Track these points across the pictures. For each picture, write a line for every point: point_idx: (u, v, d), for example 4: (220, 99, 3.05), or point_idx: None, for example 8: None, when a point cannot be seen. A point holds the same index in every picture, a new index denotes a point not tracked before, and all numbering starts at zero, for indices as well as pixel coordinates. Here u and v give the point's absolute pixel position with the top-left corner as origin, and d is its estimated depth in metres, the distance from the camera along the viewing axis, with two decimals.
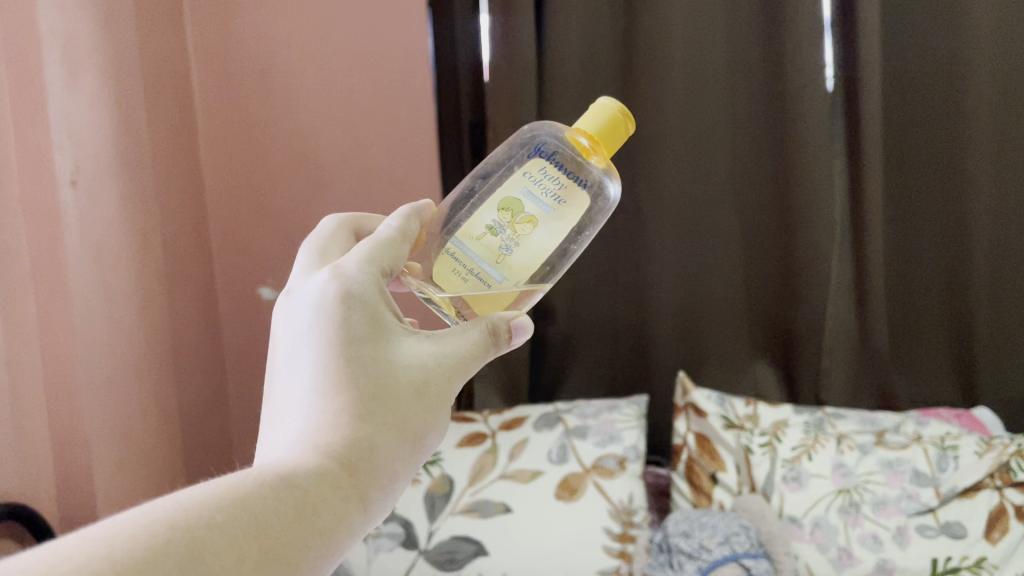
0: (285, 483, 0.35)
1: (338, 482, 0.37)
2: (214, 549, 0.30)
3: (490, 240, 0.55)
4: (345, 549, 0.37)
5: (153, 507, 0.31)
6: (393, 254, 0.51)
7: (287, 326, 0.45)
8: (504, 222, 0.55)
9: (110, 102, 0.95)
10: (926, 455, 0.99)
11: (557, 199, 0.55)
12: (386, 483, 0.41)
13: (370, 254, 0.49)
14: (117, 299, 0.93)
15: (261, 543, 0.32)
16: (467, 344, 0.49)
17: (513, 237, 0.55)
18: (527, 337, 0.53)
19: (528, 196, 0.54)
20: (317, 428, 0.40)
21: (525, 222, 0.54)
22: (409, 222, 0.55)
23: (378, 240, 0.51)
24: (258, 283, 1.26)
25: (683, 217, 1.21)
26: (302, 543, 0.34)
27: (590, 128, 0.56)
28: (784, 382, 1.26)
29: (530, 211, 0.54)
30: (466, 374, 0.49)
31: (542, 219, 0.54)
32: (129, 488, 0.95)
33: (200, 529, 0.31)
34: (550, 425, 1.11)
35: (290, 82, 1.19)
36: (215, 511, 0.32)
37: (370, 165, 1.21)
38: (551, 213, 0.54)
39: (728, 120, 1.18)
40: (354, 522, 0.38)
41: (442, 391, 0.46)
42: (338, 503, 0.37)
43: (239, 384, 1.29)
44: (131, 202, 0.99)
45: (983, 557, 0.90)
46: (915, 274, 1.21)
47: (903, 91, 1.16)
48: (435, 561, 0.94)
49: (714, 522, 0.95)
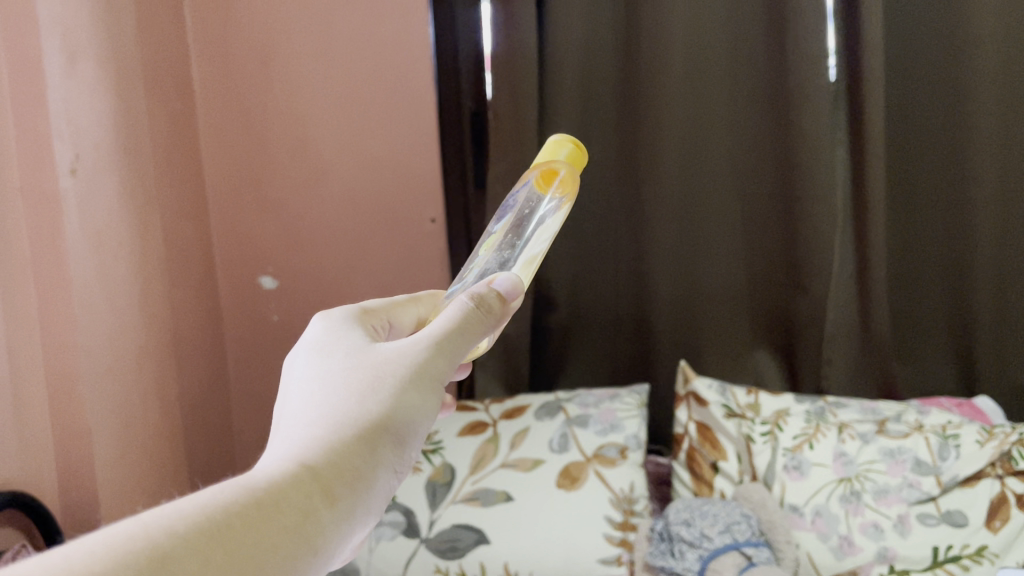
0: (247, 490, 0.36)
1: (301, 482, 0.38)
2: (174, 553, 0.31)
3: (469, 271, 0.63)
4: (318, 548, 0.37)
5: (120, 523, 0.32)
6: (397, 310, 0.59)
7: (286, 378, 0.48)
8: (476, 255, 0.63)
9: (110, 87, 0.94)
10: (927, 444, 0.99)
11: (506, 215, 0.63)
12: (363, 480, 0.40)
13: (372, 307, 0.57)
14: (116, 287, 0.92)
15: (222, 546, 0.32)
16: (440, 326, 0.49)
17: (480, 256, 0.62)
18: (517, 293, 0.55)
19: (490, 230, 0.64)
20: (288, 444, 0.40)
21: (486, 242, 0.62)
22: (428, 296, 0.64)
23: (390, 301, 0.60)
24: (258, 271, 1.26)
25: (679, 206, 1.21)
26: (266, 541, 0.34)
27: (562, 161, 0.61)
28: (784, 370, 1.26)
29: (488, 235, 0.63)
30: (451, 356, 0.48)
31: (496, 233, 0.62)
32: (133, 474, 0.95)
33: (160, 538, 0.31)
34: (551, 414, 1.11)
35: (290, 69, 1.19)
36: (176, 521, 0.32)
37: (371, 154, 1.21)
38: (502, 225, 0.63)
39: (729, 106, 1.17)
40: (323, 519, 0.37)
41: (423, 382, 0.46)
42: (302, 501, 0.37)
43: (241, 373, 1.29)
44: (131, 189, 0.98)
45: (983, 546, 0.90)
46: (918, 261, 1.20)
47: (904, 76, 1.15)
48: (435, 549, 0.94)
49: (715, 511, 0.95)
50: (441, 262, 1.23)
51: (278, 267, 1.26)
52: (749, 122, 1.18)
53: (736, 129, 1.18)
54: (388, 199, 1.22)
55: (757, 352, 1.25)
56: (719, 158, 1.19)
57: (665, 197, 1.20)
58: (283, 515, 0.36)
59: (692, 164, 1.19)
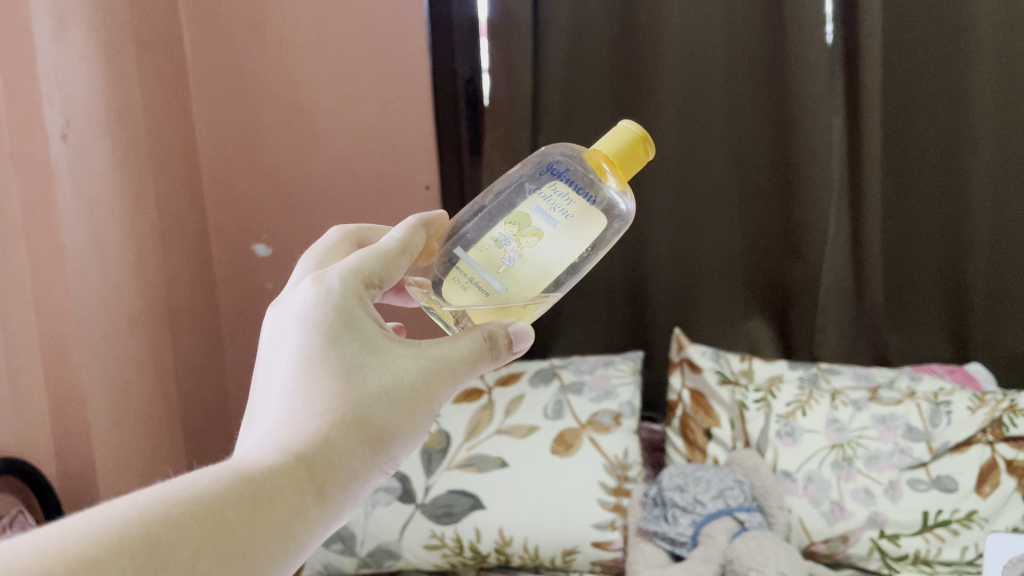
0: (244, 476, 0.36)
1: (295, 475, 0.38)
2: (171, 543, 0.31)
3: (493, 250, 0.54)
4: (304, 543, 0.37)
5: (113, 504, 0.32)
6: (389, 265, 0.51)
7: (275, 332, 0.47)
8: (510, 234, 0.54)
9: (99, 50, 0.93)
10: (919, 410, 0.99)
11: (566, 214, 0.53)
12: (352, 480, 0.41)
13: (362, 264, 0.49)
14: (109, 251, 0.92)
15: (216, 538, 0.33)
16: (457, 347, 0.49)
17: (516, 248, 0.53)
18: (528, 344, 0.53)
19: (535, 210, 0.54)
20: (283, 430, 0.40)
21: (530, 235, 0.53)
22: (415, 234, 0.55)
23: (377, 250, 0.51)
24: (252, 239, 1.26)
25: (676, 175, 1.21)
26: (257, 536, 0.34)
27: (609, 152, 0.55)
28: (777, 335, 1.27)
29: (537, 226, 0.53)
30: (456, 379, 0.48)
31: (548, 233, 0.53)
32: (131, 441, 0.95)
33: (156, 524, 0.31)
34: (545, 380, 1.11)
35: (283, 35, 1.17)
36: (172, 508, 0.32)
37: (365, 121, 1.20)
38: (558, 228, 0.53)
39: (726, 70, 1.16)
40: (312, 515, 0.38)
41: (425, 394, 0.46)
42: (295, 496, 0.37)
43: (236, 339, 1.30)
44: (123, 153, 0.97)
45: (973, 511, 0.93)
46: (912, 230, 1.20)
47: (902, 40, 1.14)
48: (431, 514, 0.96)
49: (708, 477, 0.96)
50: None
51: (273, 235, 1.25)
52: (746, 87, 1.16)
53: (734, 96, 1.17)
54: (382, 166, 1.22)
55: (752, 319, 1.26)
56: (716, 126, 1.18)
57: (659, 164, 1.20)
58: (277, 510, 0.36)
59: (688, 132, 1.19)
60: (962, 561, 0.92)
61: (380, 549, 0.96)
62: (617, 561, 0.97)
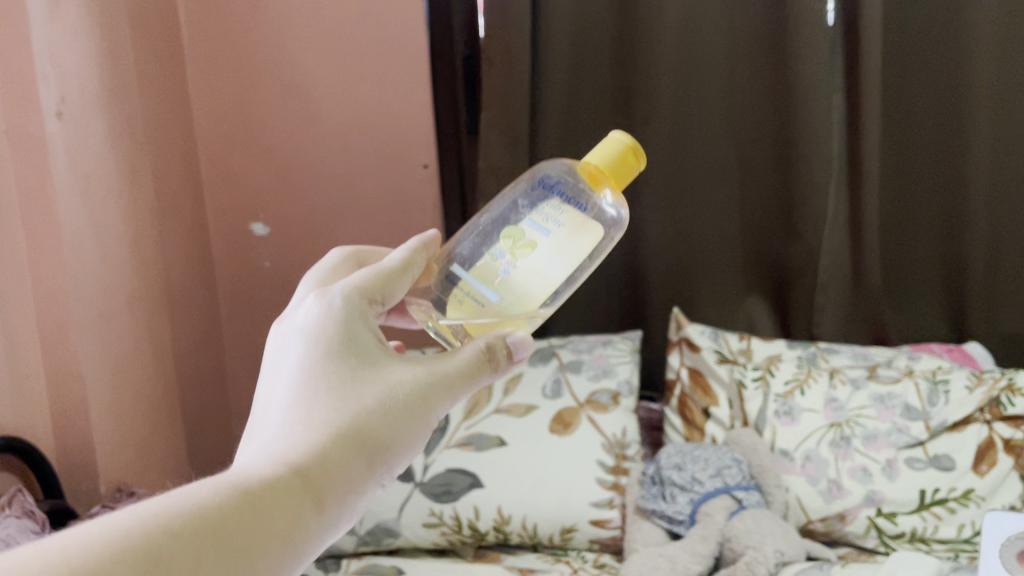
0: (241, 488, 0.36)
1: (292, 487, 0.38)
2: (165, 556, 0.31)
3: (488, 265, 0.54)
4: (300, 558, 0.37)
5: (108, 517, 0.31)
6: (391, 281, 0.50)
7: (277, 348, 0.46)
8: (505, 247, 0.54)
9: (94, 26, 0.92)
10: (916, 389, 0.99)
11: (560, 225, 0.53)
12: (350, 493, 0.41)
13: (363, 280, 0.48)
14: (106, 230, 0.91)
15: (209, 551, 0.32)
16: (459, 358, 0.48)
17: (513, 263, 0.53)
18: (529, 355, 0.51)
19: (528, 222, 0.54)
20: (282, 444, 0.40)
21: (525, 246, 0.53)
22: (416, 249, 0.54)
23: (379, 268, 0.50)
24: (250, 218, 1.26)
25: (674, 152, 1.20)
26: (255, 548, 0.34)
27: (600, 164, 0.56)
28: (776, 311, 1.26)
29: (531, 237, 0.53)
30: (458, 392, 0.48)
31: (543, 243, 0.53)
32: (130, 420, 0.95)
33: (150, 535, 0.31)
34: (545, 359, 1.10)
35: (280, 12, 1.16)
36: (167, 519, 0.32)
37: (363, 100, 1.20)
38: (552, 237, 0.53)
39: (726, 47, 1.15)
40: (310, 527, 0.38)
41: (426, 407, 0.45)
42: (293, 509, 0.37)
43: (234, 319, 1.29)
44: (119, 131, 0.96)
45: (970, 489, 0.93)
46: (911, 209, 1.20)
47: (902, 17, 1.13)
48: (429, 493, 0.97)
49: (706, 455, 0.96)
50: (433, 208, 1.22)
51: (270, 214, 1.25)
52: (745, 65, 1.16)
53: (733, 73, 1.16)
54: (380, 145, 1.21)
55: (750, 299, 1.26)
56: (716, 103, 1.17)
57: (657, 142, 1.19)
58: (272, 523, 0.36)
59: (688, 109, 1.18)
60: (958, 540, 0.92)
61: (378, 527, 0.96)
62: (615, 540, 0.98)
